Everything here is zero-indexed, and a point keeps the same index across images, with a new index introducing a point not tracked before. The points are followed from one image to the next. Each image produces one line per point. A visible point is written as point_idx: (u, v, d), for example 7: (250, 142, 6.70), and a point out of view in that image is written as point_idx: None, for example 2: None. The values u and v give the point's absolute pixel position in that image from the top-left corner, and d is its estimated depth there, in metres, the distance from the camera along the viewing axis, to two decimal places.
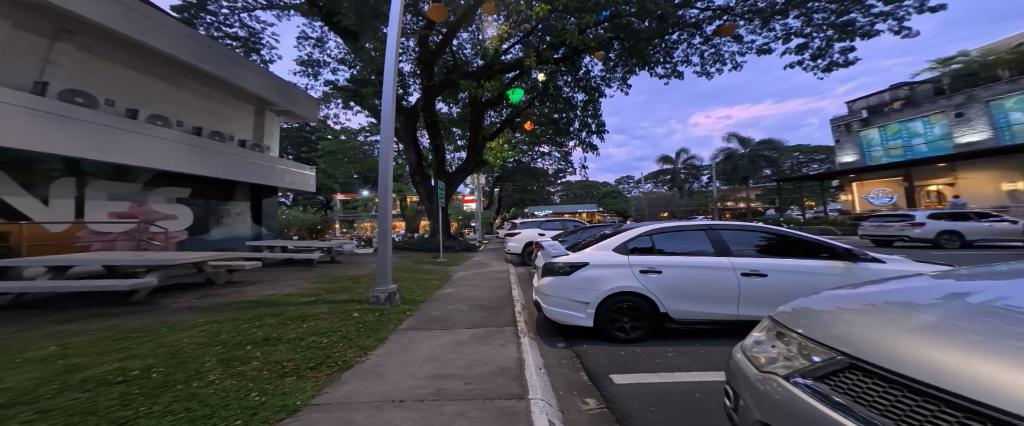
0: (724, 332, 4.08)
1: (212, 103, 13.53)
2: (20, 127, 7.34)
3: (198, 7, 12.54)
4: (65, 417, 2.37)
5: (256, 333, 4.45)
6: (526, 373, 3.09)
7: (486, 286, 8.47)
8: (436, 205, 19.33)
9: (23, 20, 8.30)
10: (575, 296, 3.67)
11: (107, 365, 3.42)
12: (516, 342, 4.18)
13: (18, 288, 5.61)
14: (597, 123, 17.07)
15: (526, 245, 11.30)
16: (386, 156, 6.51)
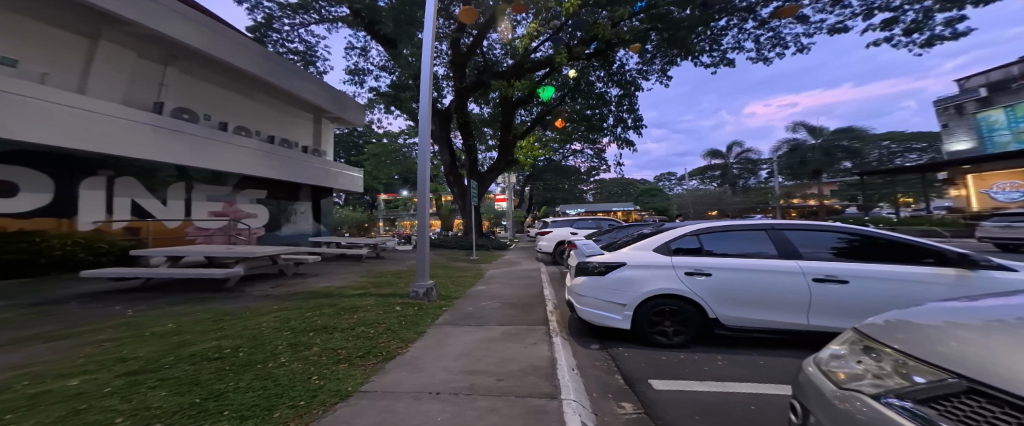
0: (786, 343, 3.71)
1: (282, 113, 15.08)
2: (141, 140, 8.84)
3: (266, 26, 14.11)
4: (180, 385, 2.81)
5: (317, 321, 4.88)
6: (559, 373, 3.06)
7: (517, 285, 8.51)
8: (469, 204, 19.81)
9: (144, 51, 9.84)
10: (611, 297, 3.55)
11: (208, 342, 3.96)
12: (551, 341, 4.15)
13: (145, 274, 6.64)
14: (634, 118, 16.44)
15: (557, 244, 11.17)
16: (424, 157, 6.78)
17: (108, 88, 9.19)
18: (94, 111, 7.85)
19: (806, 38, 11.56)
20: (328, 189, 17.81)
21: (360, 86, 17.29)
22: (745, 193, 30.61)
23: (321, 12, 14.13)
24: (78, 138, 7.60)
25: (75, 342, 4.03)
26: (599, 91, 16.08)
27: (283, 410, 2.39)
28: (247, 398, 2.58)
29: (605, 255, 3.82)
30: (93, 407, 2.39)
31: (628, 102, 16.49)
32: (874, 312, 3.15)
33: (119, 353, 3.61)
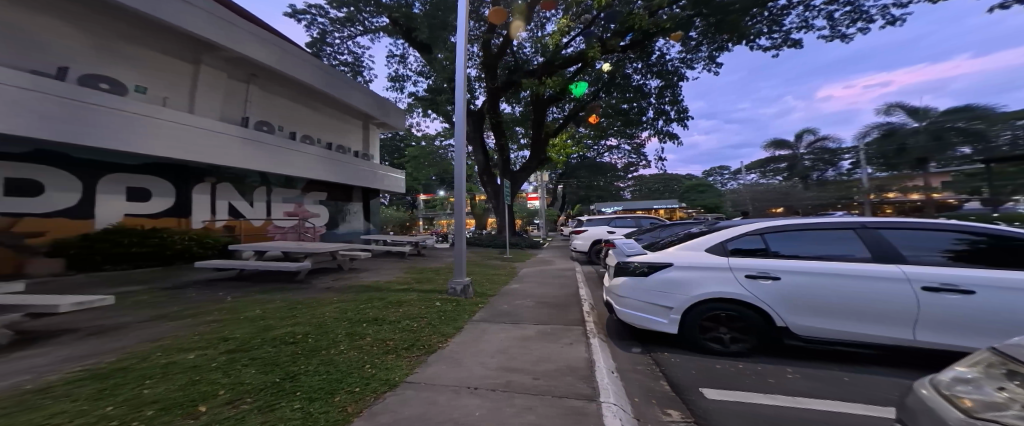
0: (865, 358, 3.30)
1: (338, 122, 16.42)
2: (232, 151, 10.32)
3: (321, 41, 15.37)
4: (265, 364, 3.15)
5: (368, 313, 5.21)
6: (597, 375, 2.98)
7: (553, 284, 8.43)
8: (502, 203, 20.03)
9: (230, 71, 11.32)
10: (657, 299, 3.38)
11: (285, 328, 4.42)
12: (591, 342, 4.07)
13: (238, 265, 7.52)
14: (677, 110, 15.56)
15: (593, 243, 10.87)
16: (460, 158, 6.95)
17: (209, 107, 10.89)
18: (200, 128, 9.40)
19: (896, 9, 10.29)
20: (375, 191, 18.94)
21: (401, 92, 18.17)
22: (821, 188, 21.12)
23: (365, 23, 15.04)
24: (188, 152, 9.14)
25: (175, 321, 4.72)
26: (637, 84, 15.50)
27: (342, 395, 2.57)
28: (315, 380, 2.82)
29: (648, 255, 3.67)
30: (204, 379, 2.77)
31: (670, 94, 15.65)
32: (988, 328, 2.65)
33: (218, 333, 4.14)
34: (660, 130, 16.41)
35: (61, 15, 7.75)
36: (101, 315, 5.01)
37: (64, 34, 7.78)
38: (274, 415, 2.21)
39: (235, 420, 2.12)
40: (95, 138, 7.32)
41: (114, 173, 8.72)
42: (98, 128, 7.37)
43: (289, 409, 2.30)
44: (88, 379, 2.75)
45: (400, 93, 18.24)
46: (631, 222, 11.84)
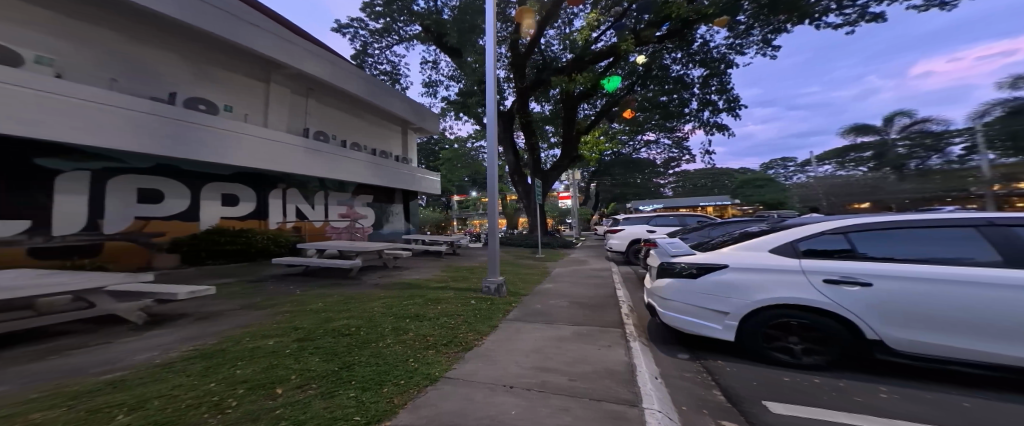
0: (978, 380, 2.76)
1: (381, 129, 17.49)
2: (296, 159, 11.83)
3: (363, 53, 16.36)
4: (328, 353, 3.42)
5: (411, 309, 5.43)
6: (640, 380, 2.85)
7: (587, 284, 8.25)
8: (534, 203, 20.00)
9: (291, 86, 12.77)
10: (708, 303, 3.17)
11: (342, 320, 4.76)
12: (635, 346, 3.90)
13: (297, 262, 8.22)
14: (726, 99, 14.52)
15: (631, 243, 10.41)
16: (492, 159, 7.03)
17: (279, 120, 12.42)
18: (268, 139, 10.82)
19: None
20: (413, 193, 19.77)
21: (434, 97, 18.83)
22: (920, 180, 19.19)
23: (400, 33, 15.76)
24: (267, 162, 10.80)
25: (242, 312, 5.25)
26: (676, 75, 14.77)
27: (389, 387, 2.68)
28: (367, 371, 2.99)
29: (697, 257, 3.48)
30: (281, 364, 3.11)
31: (716, 82, 14.69)
32: None
33: (287, 323, 4.59)
34: (704, 121, 15.52)
35: (173, 50, 9.55)
36: (187, 305, 5.74)
37: (174, 64, 9.55)
38: (334, 402, 2.36)
39: (303, 404, 2.32)
40: (191, 151, 8.79)
41: (215, 181, 10.42)
42: (200, 144, 8.98)
43: (345, 397, 2.45)
44: (196, 357, 3.23)
45: (434, 97, 18.90)
46: (673, 221, 11.00)
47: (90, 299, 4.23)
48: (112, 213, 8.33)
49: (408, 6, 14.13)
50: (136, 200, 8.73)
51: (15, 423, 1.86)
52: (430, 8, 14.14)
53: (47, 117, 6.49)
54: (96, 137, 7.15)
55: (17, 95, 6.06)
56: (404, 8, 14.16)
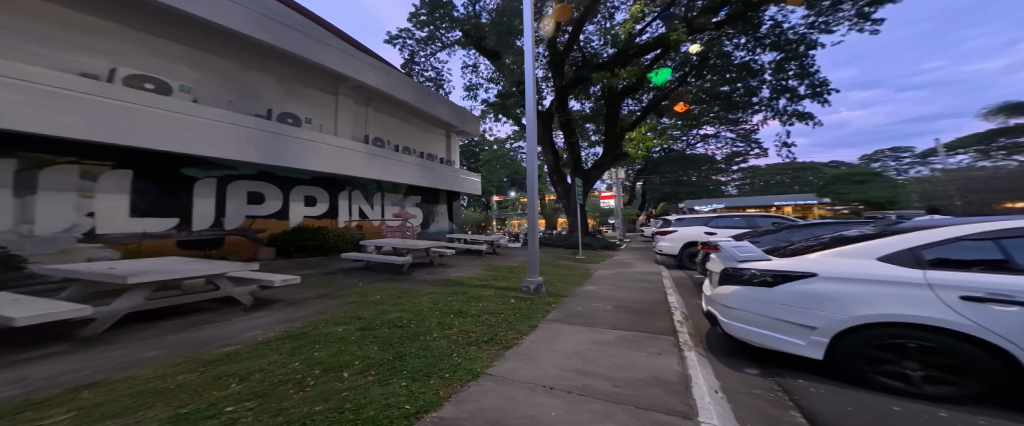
0: None
1: (429, 133, 18.35)
2: (356, 163, 12.83)
3: (410, 62, 17.27)
4: (385, 342, 3.63)
5: (454, 305, 5.58)
6: (695, 392, 2.64)
7: (632, 288, 7.85)
8: (574, 202, 19.64)
9: (353, 97, 14.01)
10: (785, 314, 2.83)
11: (395, 312, 5.03)
12: (693, 358, 3.60)
13: (354, 257, 8.90)
14: (809, 84, 12.92)
15: (685, 246, 9.49)
16: (532, 159, 6.97)
17: (344, 129, 13.66)
18: (333, 145, 11.88)
19: None
20: (456, 193, 20.37)
21: (475, 99, 19.25)
22: None
23: (443, 39, 16.35)
24: (332, 166, 11.89)
25: (307, 302, 5.79)
26: (740, 61, 13.40)
27: (436, 379, 2.75)
28: (417, 362, 3.10)
29: (772, 263, 3.14)
30: (347, 350, 3.42)
31: (793, 66, 13.07)
32: None
33: (351, 314, 4.96)
34: (775, 109, 14.11)
35: (264, 71, 11.09)
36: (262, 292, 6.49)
37: (269, 85, 11.19)
38: (389, 389, 2.51)
39: (364, 388, 2.53)
40: (275, 156, 10.13)
41: (300, 186, 12.07)
42: (283, 152, 10.35)
43: (396, 385, 2.57)
44: (287, 338, 3.98)
45: (474, 100, 19.35)
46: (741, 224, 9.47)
47: (217, 282, 5.21)
48: (230, 213, 10.21)
49: (449, 13, 14.62)
50: (246, 202, 10.59)
51: (168, 383, 2.77)
52: (469, 13, 14.48)
53: (178, 133, 8.09)
54: (205, 147, 8.55)
55: (153, 115, 7.67)
56: (446, 15, 14.69)
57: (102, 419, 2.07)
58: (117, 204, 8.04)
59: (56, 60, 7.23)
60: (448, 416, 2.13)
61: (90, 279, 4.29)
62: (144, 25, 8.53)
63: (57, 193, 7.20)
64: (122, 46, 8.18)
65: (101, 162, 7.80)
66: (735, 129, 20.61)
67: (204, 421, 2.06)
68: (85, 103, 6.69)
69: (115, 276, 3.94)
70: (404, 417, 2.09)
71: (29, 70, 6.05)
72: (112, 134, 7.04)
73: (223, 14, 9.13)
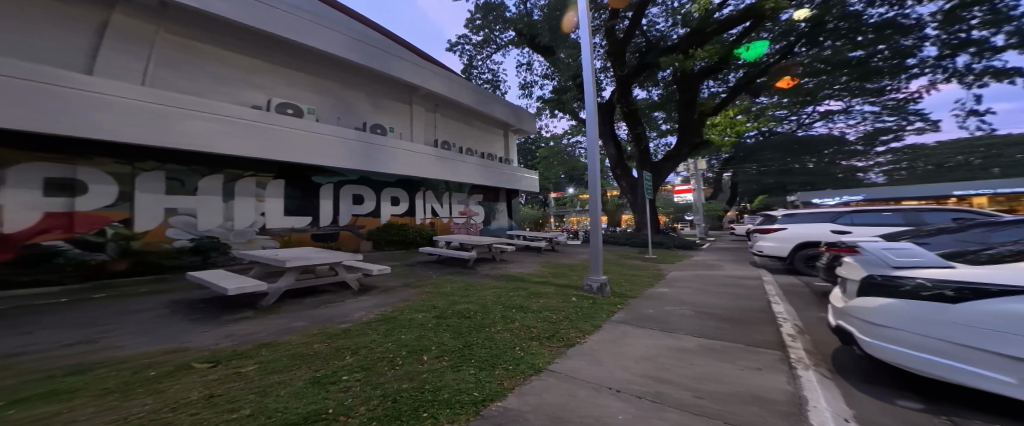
0: None
1: (488, 133, 18.92)
2: (430, 165, 13.77)
3: (470, 66, 18.03)
4: (455, 331, 3.95)
5: (516, 301, 5.57)
6: (812, 415, 2.17)
7: (713, 293, 6.93)
8: (641, 197, 18.38)
9: (425, 103, 15.07)
10: (967, 338, 2.12)
11: (463, 304, 5.23)
12: (816, 380, 2.92)
13: (427, 251, 9.55)
14: (1004, 31, 9.68)
15: (798, 247, 7.96)
16: (593, 154, 6.58)
17: (421, 133, 14.77)
18: (411, 151, 12.97)
19: None
20: (515, 191, 20.50)
21: (531, 97, 19.18)
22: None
23: (497, 41, 16.57)
24: (410, 169, 12.95)
25: (390, 289, 6.39)
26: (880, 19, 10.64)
27: (500, 370, 2.95)
28: (483, 353, 3.31)
29: (946, 272, 2.43)
30: (425, 335, 3.78)
31: (978, 11, 9.81)
32: None
33: (426, 302, 5.32)
34: (952, 70, 11.06)
35: (358, 87, 12.58)
36: None
37: (361, 99, 12.66)
38: (460, 375, 2.80)
39: (439, 373, 2.82)
40: (369, 162, 11.47)
41: (387, 187, 13.34)
42: (373, 157, 11.60)
43: (466, 373, 2.84)
44: (382, 319, 4.41)
45: (531, 98, 19.28)
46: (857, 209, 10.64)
47: (336, 269, 6.08)
48: (342, 212, 11.80)
49: (502, 14, 14.73)
50: (352, 203, 12.13)
51: (311, 348, 3.42)
52: (522, 11, 14.32)
53: (298, 145, 9.70)
54: (315, 157, 10.05)
55: (282, 132, 9.38)
56: (499, 17, 14.82)
57: (275, 373, 2.86)
58: (277, 207, 10.17)
59: (217, 93, 9.20)
60: (512, 407, 2.31)
61: (263, 261, 5.49)
62: (277, 60, 10.40)
63: (244, 197, 9.50)
64: (259, 77, 10.01)
65: (266, 174, 9.98)
66: (873, 102, 15.30)
67: (330, 386, 2.59)
68: (242, 126, 8.64)
69: (276, 261, 5.06)
70: (473, 404, 2.32)
71: (214, 105, 8.16)
72: (257, 151, 8.87)
73: (325, 42, 10.64)
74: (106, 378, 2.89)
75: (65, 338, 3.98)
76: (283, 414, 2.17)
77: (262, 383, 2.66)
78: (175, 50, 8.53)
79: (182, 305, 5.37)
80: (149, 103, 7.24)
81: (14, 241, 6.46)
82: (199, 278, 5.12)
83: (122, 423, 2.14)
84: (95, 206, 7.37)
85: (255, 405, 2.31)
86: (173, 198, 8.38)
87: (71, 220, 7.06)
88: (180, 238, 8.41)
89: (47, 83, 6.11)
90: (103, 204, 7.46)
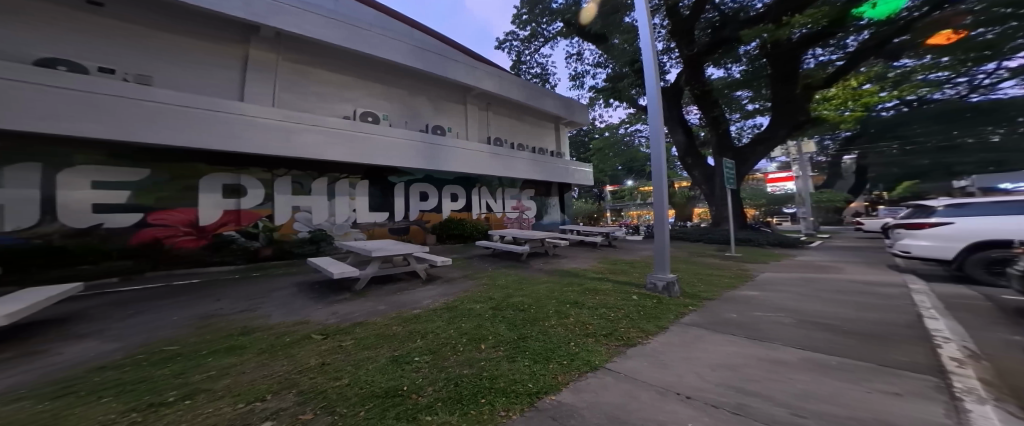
0: None
1: (540, 128, 18.69)
2: (485, 162, 14.12)
3: (519, 62, 18.13)
4: (511, 323, 3.96)
5: (569, 296, 5.37)
6: None
7: (816, 300, 5.72)
8: (719, 188, 16.35)
9: (479, 103, 15.51)
10: None
11: (516, 297, 5.22)
12: (999, 418, 2.05)
13: (487, 244, 9.80)
14: None
15: (965, 250, 6.21)
16: (658, 143, 5.89)
17: (476, 132, 15.23)
18: (468, 150, 13.44)
19: None
20: (567, 185, 19.93)
21: (583, 88, 18.43)
22: None
23: (545, 34, 16.10)
24: (468, 166, 13.44)
25: (452, 280, 6.69)
26: None
27: (554, 364, 2.84)
28: (537, 346, 3.24)
29: None
30: (483, 325, 3.86)
31: None
32: None
33: (484, 294, 5.45)
34: None
35: (422, 92, 13.38)
36: None
37: (425, 103, 13.43)
38: (514, 366, 2.76)
39: (495, 363, 2.82)
40: (433, 162, 12.20)
41: (448, 185, 14.04)
42: (435, 156, 12.28)
43: (521, 364, 2.81)
44: (445, 308, 4.62)
45: (583, 89, 18.52)
46: None
47: (408, 259, 6.57)
48: (412, 208, 12.74)
49: (549, 6, 14.32)
50: (420, 199, 13.04)
51: (391, 329, 3.73)
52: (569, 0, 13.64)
53: (375, 148, 10.69)
54: (389, 158, 11.00)
55: (363, 137, 10.42)
56: (545, 10, 14.34)
57: (366, 349, 3.17)
58: (364, 204, 11.42)
59: (318, 107, 10.64)
60: (567, 403, 2.19)
61: (354, 251, 6.20)
62: (359, 73, 11.59)
63: (342, 196, 10.89)
64: (347, 90, 11.30)
65: (356, 175, 11.25)
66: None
67: (406, 365, 2.77)
68: (334, 134, 9.79)
69: (365, 250, 5.67)
70: (528, 394, 2.27)
71: (315, 117, 9.40)
72: (345, 155, 9.99)
73: (393, 52, 11.52)
74: (258, 340, 3.56)
75: (223, 308, 5.00)
76: (366, 387, 2.38)
77: (356, 357, 2.96)
78: (289, 74, 10.09)
79: (292, 286, 6.35)
80: (271, 119, 8.66)
81: (208, 232, 8.49)
82: (314, 263, 6.01)
83: (269, 379, 2.60)
84: (251, 204, 9.18)
85: (351, 376, 2.58)
86: (298, 198, 10.02)
87: (238, 216, 8.95)
88: (301, 230, 10.01)
89: (208, 110, 7.77)
90: (255, 203, 9.24)
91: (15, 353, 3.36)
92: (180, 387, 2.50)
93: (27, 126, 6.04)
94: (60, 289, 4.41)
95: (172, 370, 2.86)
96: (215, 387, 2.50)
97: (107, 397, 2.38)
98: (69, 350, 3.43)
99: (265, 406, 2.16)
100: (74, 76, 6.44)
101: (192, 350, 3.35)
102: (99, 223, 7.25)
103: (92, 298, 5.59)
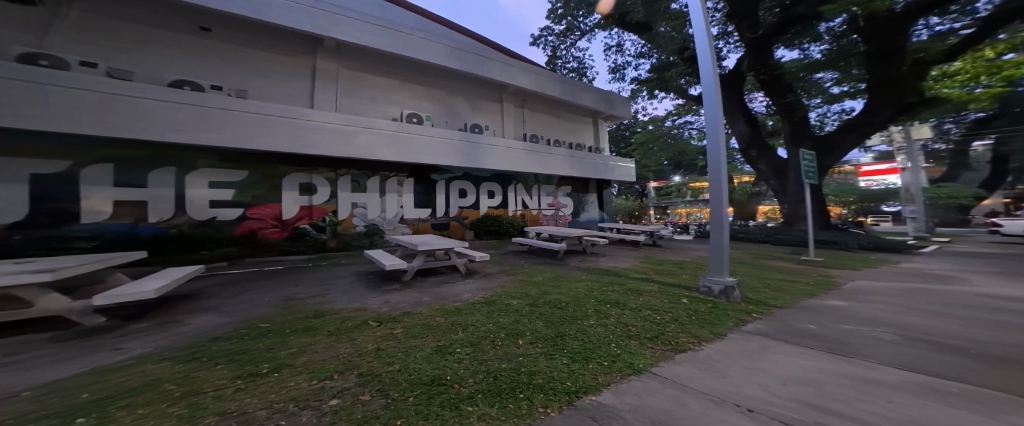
0: None
1: (578, 123, 18.22)
2: (522, 159, 14.16)
3: (554, 57, 17.83)
4: (548, 320, 3.90)
5: (609, 296, 5.12)
6: None
7: (917, 314, 4.79)
8: (791, 182, 14.45)
9: (517, 100, 15.53)
10: None
11: (552, 295, 5.13)
12: None
13: (529, 240, 9.76)
14: None
15: None
16: (716, 137, 5.33)
17: (513, 129, 15.29)
18: (505, 147, 13.57)
19: None
20: (607, 181, 19.07)
21: (625, 80, 17.49)
22: None
23: (582, 27, 15.54)
24: (505, 164, 13.59)
25: (494, 275, 6.79)
26: None
27: (594, 364, 2.74)
28: (576, 346, 3.15)
29: None
30: (521, 321, 3.86)
31: None
32: None
33: (520, 290, 5.46)
34: None
35: (460, 93, 13.72)
36: None
37: (463, 104, 13.80)
38: (552, 363, 2.72)
39: (532, 360, 2.79)
40: (471, 160, 12.52)
41: (486, 182, 14.31)
42: (474, 154, 12.60)
43: (559, 362, 2.75)
44: (485, 302, 4.71)
45: (624, 81, 17.60)
46: None
47: (450, 254, 6.81)
48: (452, 205, 13.18)
49: None
50: (460, 196, 13.45)
51: (436, 320, 3.90)
52: None
53: (421, 148, 11.27)
54: (432, 157, 11.54)
55: (409, 138, 11.02)
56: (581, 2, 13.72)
57: (414, 337, 3.34)
58: (411, 200, 12.10)
59: (372, 112, 11.48)
60: (607, 404, 2.10)
61: (402, 244, 6.60)
62: (405, 77, 12.24)
63: (392, 193, 11.65)
64: (395, 95, 12.03)
65: (404, 174, 11.95)
66: None
67: (450, 356, 2.87)
68: (385, 135, 10.50)
69: (411, 244, 6.00)
70: (566, 393, 2.22)
71: (369, 121, 10.16)
72: (394, 156, 10.68)
73: (432, 56, 11.97)
74: (326, 323, 3.96)
75: (300, 292, 5.65)
76: (414, 374, 2.51)
77: (406, 345, 3.15)
78: (347, 83, 11.00)
79: (352, 276, 6.96)
80: (334, 123, 9.52)
81: (288, 225, 9.66)
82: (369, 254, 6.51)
83: (336, 360, 2.87)
84: (320, 200, 10.24)
85: (401, 362, 2.75)
86: (356, 195, 10.93)
87: (310, 211, 10.05)
88: (359, 224, 10.91)
89: (286, 117, 8.79)
90: (323, 200, 10.29)
91: (157, 321, 4.14)
92: (271, 361, 2.88)
93: (163, 137, 7.38)
94: (189, 270, 5.34)
95: (265, 345, 3.29)
96: (296, 363, 2.83)
97: (221, 364, 2.82)
98: (193, 320, 4.16)
99: (333, 385, 2.38)
100: (191, 95, 7.69)
101: (280, 328, 3.83)
102: (212, 216, 8.59)
103: (205, 278, 6.70)
